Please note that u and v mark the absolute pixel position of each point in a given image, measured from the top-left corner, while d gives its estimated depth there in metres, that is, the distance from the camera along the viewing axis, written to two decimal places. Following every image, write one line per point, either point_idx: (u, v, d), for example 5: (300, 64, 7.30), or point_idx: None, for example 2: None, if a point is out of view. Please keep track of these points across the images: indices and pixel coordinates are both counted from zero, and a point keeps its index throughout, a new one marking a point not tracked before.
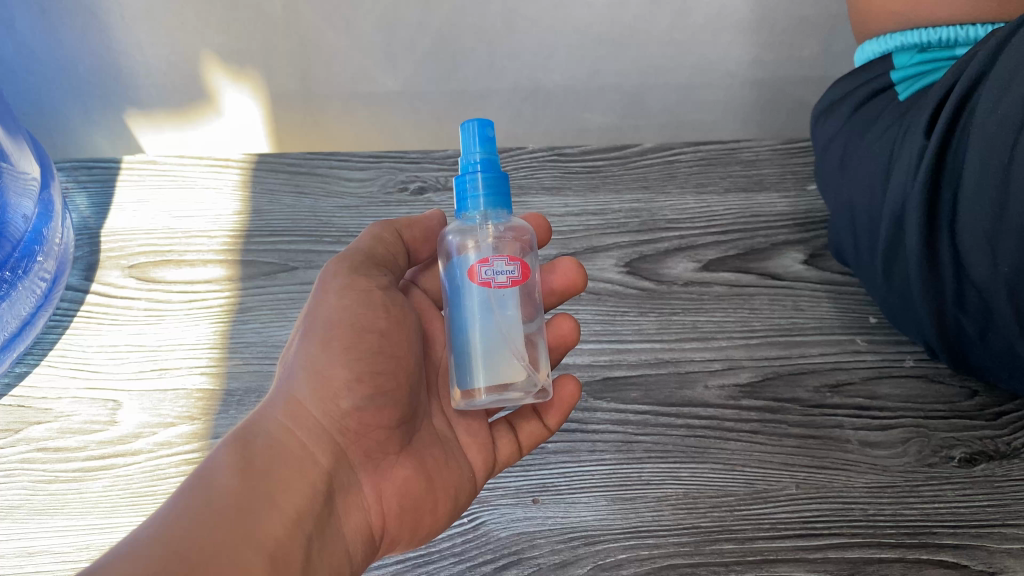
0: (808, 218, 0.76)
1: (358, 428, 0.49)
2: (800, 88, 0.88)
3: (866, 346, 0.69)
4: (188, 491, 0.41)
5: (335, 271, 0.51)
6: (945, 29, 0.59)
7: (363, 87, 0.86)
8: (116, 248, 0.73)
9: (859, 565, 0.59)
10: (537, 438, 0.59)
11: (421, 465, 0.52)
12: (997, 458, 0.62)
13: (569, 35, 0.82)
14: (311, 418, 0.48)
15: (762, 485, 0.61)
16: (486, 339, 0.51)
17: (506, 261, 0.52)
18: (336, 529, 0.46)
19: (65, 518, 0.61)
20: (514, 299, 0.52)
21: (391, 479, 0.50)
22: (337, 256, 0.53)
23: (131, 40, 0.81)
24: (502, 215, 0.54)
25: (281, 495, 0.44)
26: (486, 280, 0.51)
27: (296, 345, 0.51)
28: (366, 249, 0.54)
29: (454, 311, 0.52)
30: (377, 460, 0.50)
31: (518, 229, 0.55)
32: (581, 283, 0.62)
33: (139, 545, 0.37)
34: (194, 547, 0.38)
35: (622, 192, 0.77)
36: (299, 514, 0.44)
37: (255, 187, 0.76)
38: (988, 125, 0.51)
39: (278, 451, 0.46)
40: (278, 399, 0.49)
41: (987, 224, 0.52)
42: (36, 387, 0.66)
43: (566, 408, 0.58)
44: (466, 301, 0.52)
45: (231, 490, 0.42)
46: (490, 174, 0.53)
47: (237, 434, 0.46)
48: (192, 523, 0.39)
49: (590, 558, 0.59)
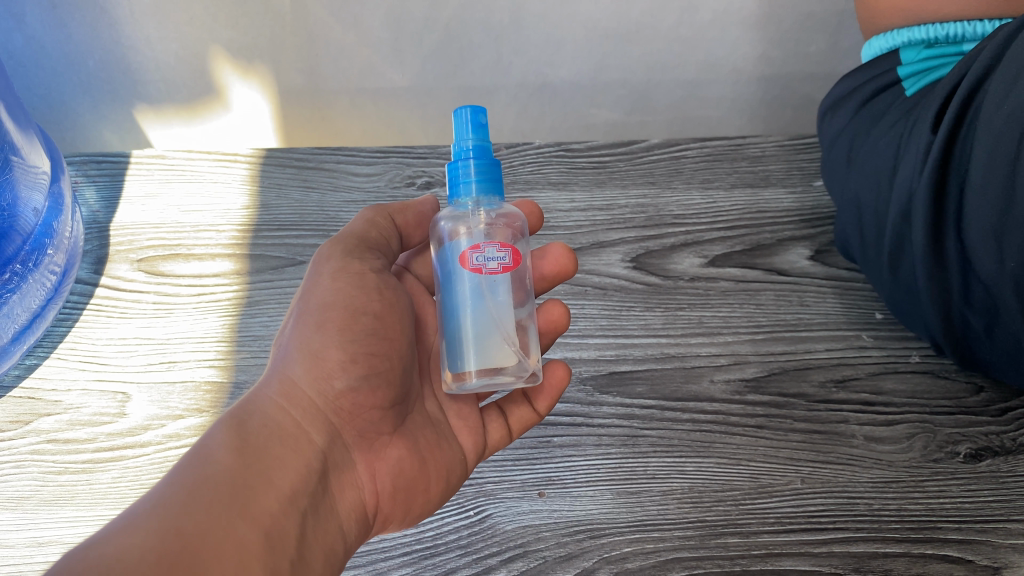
0: (815, 214, 0.76)
1: (352, 408, 0.49)
2: (807, 85, 0.88)
3: (872, 341, 0.69)
4: (184, 468, 0.41)
5: (329, 255, 0.52)
6: (952, 25, 0.59)
7: (370, 82, 0.86)
8: (125, 242, 0.74)
9: (864, 560, 0.59)
10: (527, 422, 0.59)
11: (415, 446, 0.53)
12: (1003, 454, 0.62)
13: (577, 30, 0.82)
14: (305, 398, 0.48)
15: (767, 480, 0.62)
16: (479, 325, 0.51)
17: (498, 248, 0.52)
18: (330, 507, 0.47)
19: (75, 509, 0.61)
20: (505, 286, 0.53)
21: (385, 459, 0.51)
22: (332, 239, 0.53)
23: (141, 35, 0.82)
24: (498, 202, 0.54)
25: (276, 472, 0.44)
26: (477, 267, 0.52)
27: (291, 327, 0.51)
28: (359, 233, 0.54)
29: (447, 298, 0.53)
30: (372, 440, 0.51)
31: (508, 216, 0.55)
32: (570, 269, 0.62)
33: (136, 518, 0.37)
34: (190, 523, 0.38)
35: (629, 187, 0.77)
36: (293, 492, 0.44)
37: (262, 181, 0.77)
38: (995, 119, 0.51)
39: (273, 430, 0.46)
40: (273, 379, 0.49)
41: (994, 220, 0.52)
42: (45, 379, 0.66)
43: (556, 392, 0.59)
44: (458, 288, 0.52)
45: (228, 467, 0.42)
46: (483, 162, 0.53)
47: (232, 413, 0.46)
48: (188, 498, 0.39)
49: (596, 551, 0.59)
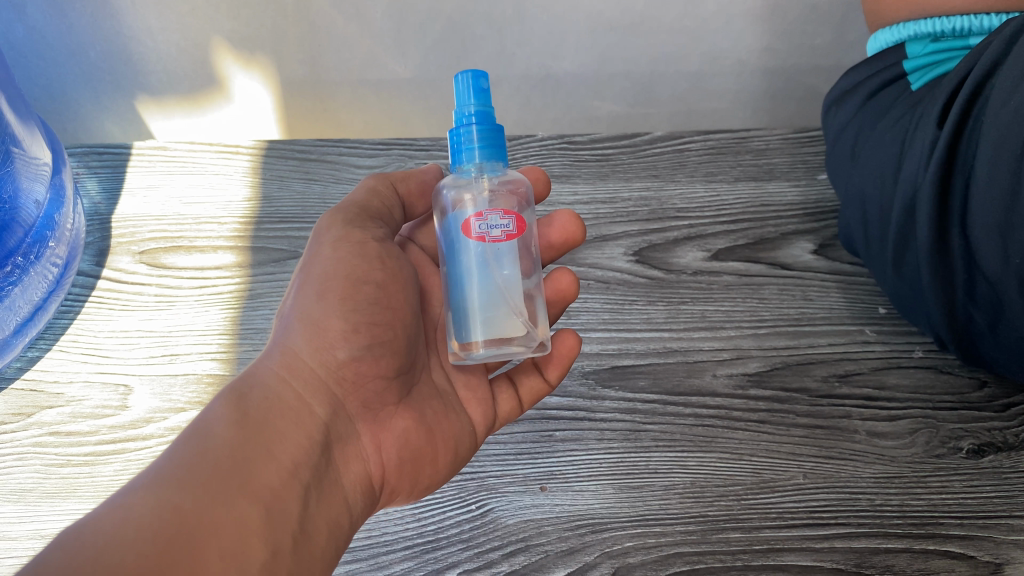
0: (818, 208, 0.76)
1: (356, 378, 0.49)
2: (811, 77, 0.88)
3: (875, 336, 0.68)
4: (184, 443, 0.41)
5: (330, 225, 0.52)
6: (959, 19, 0.59)
7: (373, 73, 0.86)
8: (127, 234, 0.74)
9: (865, 556, 0.58)
10: (537, 393, 0.59)
11: (421, 416, 0.53)
12: (1005, 450, 0.62)
13: (580, 22, 0.82)
14: (307, 369, 0.48)
15: (769, 475, 0.61)
16: (486, 295, 0.51)
17: (501, 215, 0.52)
18: (334, 479, 0.47)
19: (77, 502, 0.61)
20: (511, 254, 0.52)
21: (390, 430, 0.51)
22: (332, 209, 0.53)
23: (142, 25, 0.81)
24: (502, 167, 0.53)
25: (278, 445, 0.44)
26: (481, 235, 0.52)
27: (294, 297, 0.51)
28: (360, 202, 0.54)
29: (453, 269, 0.52)
30: (376, 411, 0.51)
31: (511, 183, 0.55)
32: (580, 236, 0.62)
33: (135, 492, 0.37)
34: (188, 498, 0.38)
35: (632, 180, 0.77)
36: (295, 465, 0.44)
37: (264, 173, 0.77)
38: (1000, 115, 0.50)
39: (275, 402, 0.46)
40: (275, 350, 0.49)
41: (999, 215, 0.51)
42: (47, 371, 0.66)
43: (566, 361, 0.59)
44: (464, 259, 0.52)
45: (228, 440, 0.42)
46: (485, 127, 0.52)
47: (233, 386, 0.46)
48: (188, 472, 0.39)
49: (598, 545, 0.59)
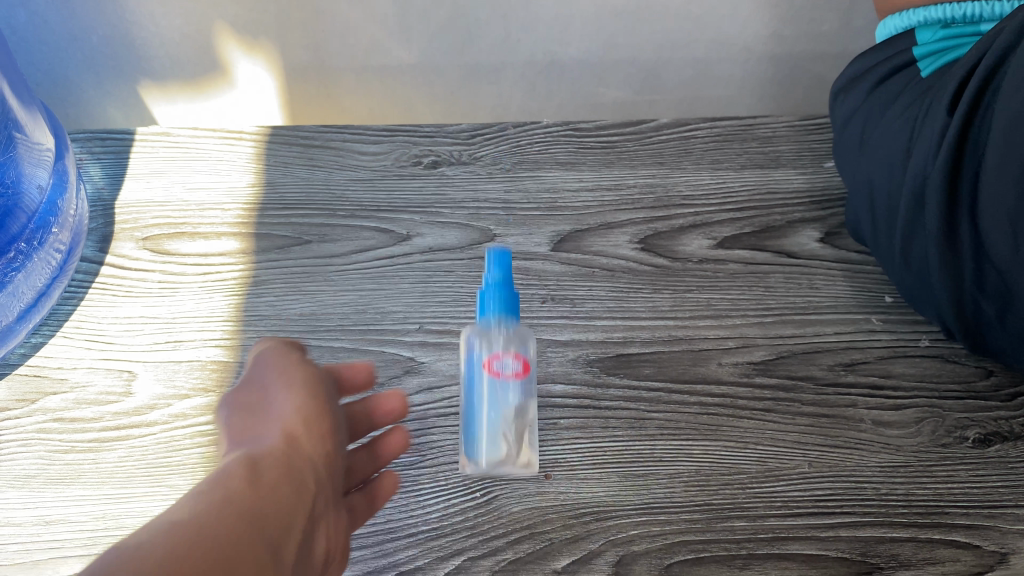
0: (825, 196, 0.76)
1: (327, 467, 0.50)
2: (818, 64, 0.87)
3: (881, 325, 0.68)
4: (204, 499, 0.41)
5: (290, 386, 0.53)
6: (970, 5, 0.59)
7: (377, 59, 0.86)
8: (130, 220, 0.74)
9: (871, 545, 0.58)
10: (368, 509, 0.56)
11: (350, 517, 0.53)
12: (1011, 439, 0.62)
13: (585, 7, 0.81)
14: (299, 449, 0.49)
15: (774, 464, 0.61)
16: (492, 427, 0.59)
17: (513, 358, 0.61)
18: (315, 552, 0.46)
19: (81, 488, 0.60)
20: (515, 389, 0.61)
21: (340, 521, 0.51)
22: (290, 370, 0.54)
23: (145, 10, 0.80)
24: (513, 321, 0.62)
25: (285, 510, 0.44)
26: (496, 372, 0.61)
27: (272, 401, 0.52)
28: (315, 383, 0.54)
29: (468, 397, 0.61)
30: (337, 502, 0.51)
31: (520, 338, 0.63)
32: None
33: (166, 540, 0.37)
34: (217, 547, 0.38)
35: (638, 167, 0.78)
36: (297, 531, 0.44)
37: (268, 159, 0.78)
38: (1013, 100, 0.50)
39: (280, 471, 0.46)
40: (265, 435, 0.50)
41: (1010, 204, 0.51)
42: (51, 357, 0.66)
43: (382, 499, 0.57)
44: (478, 393, 0.60)
45: (249, 498, 0.43)
46: (502, 296, 0.62)
47: (238, 459, 0.46)
48: (215, 522, 0.39)
49: (602, 533, 0.58)
